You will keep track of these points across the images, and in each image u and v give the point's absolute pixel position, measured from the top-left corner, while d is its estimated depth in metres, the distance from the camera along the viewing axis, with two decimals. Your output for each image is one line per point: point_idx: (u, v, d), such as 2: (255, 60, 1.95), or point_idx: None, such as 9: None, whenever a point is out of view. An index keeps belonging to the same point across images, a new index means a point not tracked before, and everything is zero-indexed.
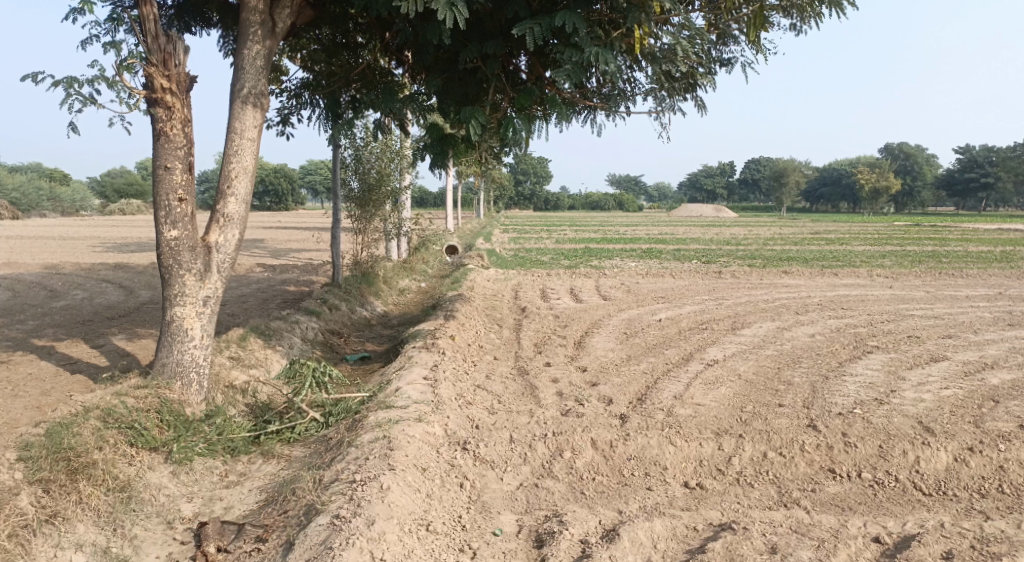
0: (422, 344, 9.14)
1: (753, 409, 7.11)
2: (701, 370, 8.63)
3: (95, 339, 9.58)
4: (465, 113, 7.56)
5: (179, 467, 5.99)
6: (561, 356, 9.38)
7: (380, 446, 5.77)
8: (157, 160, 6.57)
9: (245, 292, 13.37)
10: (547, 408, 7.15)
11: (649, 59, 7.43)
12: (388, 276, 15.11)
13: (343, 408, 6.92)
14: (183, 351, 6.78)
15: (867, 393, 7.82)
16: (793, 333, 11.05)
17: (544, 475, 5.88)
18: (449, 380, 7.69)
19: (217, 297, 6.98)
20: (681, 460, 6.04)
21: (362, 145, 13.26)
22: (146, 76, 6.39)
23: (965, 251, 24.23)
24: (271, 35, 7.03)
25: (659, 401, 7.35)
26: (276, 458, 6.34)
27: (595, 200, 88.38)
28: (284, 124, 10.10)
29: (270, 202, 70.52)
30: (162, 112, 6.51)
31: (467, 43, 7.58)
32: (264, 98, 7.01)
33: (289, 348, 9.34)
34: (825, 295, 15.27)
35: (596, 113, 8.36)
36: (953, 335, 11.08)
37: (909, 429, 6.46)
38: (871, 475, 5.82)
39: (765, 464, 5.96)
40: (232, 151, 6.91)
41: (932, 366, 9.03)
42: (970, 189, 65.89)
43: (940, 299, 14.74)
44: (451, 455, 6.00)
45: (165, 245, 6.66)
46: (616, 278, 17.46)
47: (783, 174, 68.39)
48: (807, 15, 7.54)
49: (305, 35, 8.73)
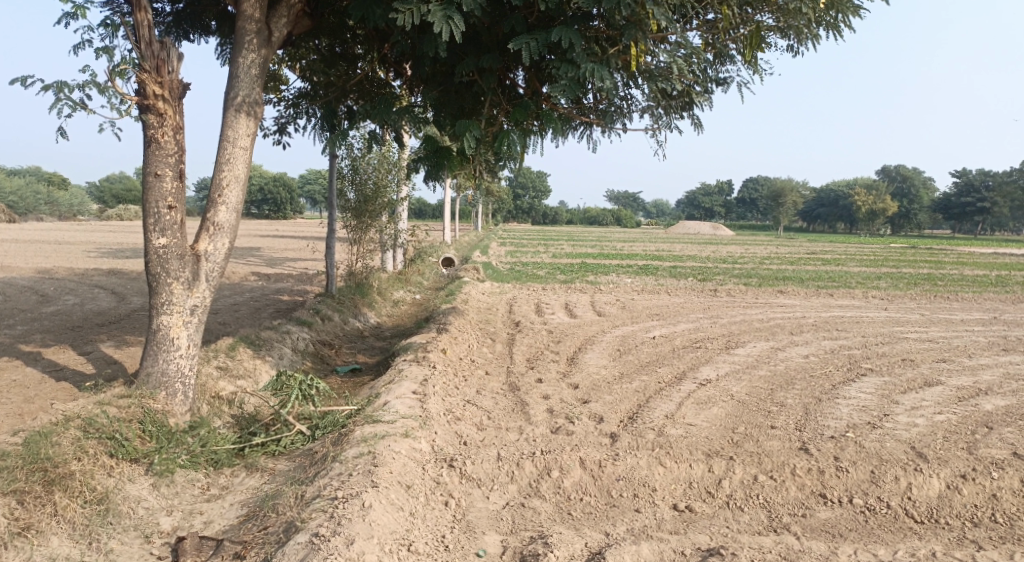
0: (413, 357, 9.05)
1: (745, 430, 7.04)
2: (693, 389, 8.55)
3: (83, 345, 9.49)
4: (460, 127, 7.52)
5: (160, 479, 5.88)
6: (553, 373, 9.29)
7: (365, 462, 5.68)
8: (147, 166, 6.51)
9: (237, 301, 13.28)
10: (536, 425, 7.06)
11: (645, 76, 7.41)
12: (382, 287, 15.04)
13: (331, 421, 6.80)
14: (169, 360, 6.70)
15: (860, 416, 7.76)
16: (787, 353, 10.99)
17: (531, 494, 5.79)
18: (438, 395, 7.59)
19: (205, 307, 6.90)
20: (670, 481, 5.95)
21: (359, 156, 13.22)
22: (139, 82, 6.33)
23: (961, 275, 24.17)
24: (266, 44, 6.98)
25: (650, 420, 7.27)
26: (260, 471, 6.23)
27: (593, 215, 88.39)
28: (281, 134, 10.06)
29: (268, 210, 70.51)
30: (154, 118, 6.45)
31: (464, 56, 7.54)
32: (258, 107, 6.96)
33: (278, 359, 9.25)
34: (820, 315, 15.23)
35: (593, 129, 8.32)
36: (948, 359, 11.02)
37: (901, 454, 6.39)
38: (862, 501, 5.73)
39: (755, 487, 5.87)
40: (224, 159, 6.86)
41: (926, 390, 8.98)
42: (966, 213, 66.05)
43: (935, 322, 14.71)
44: (437, 472, 5.91)
45: (153, 252, 6.58)
46: (611, 294, 17.41)
47: (780, 194, 68.50)
48: (804, 37, 7.53)
49: (302, 44, 8.69)
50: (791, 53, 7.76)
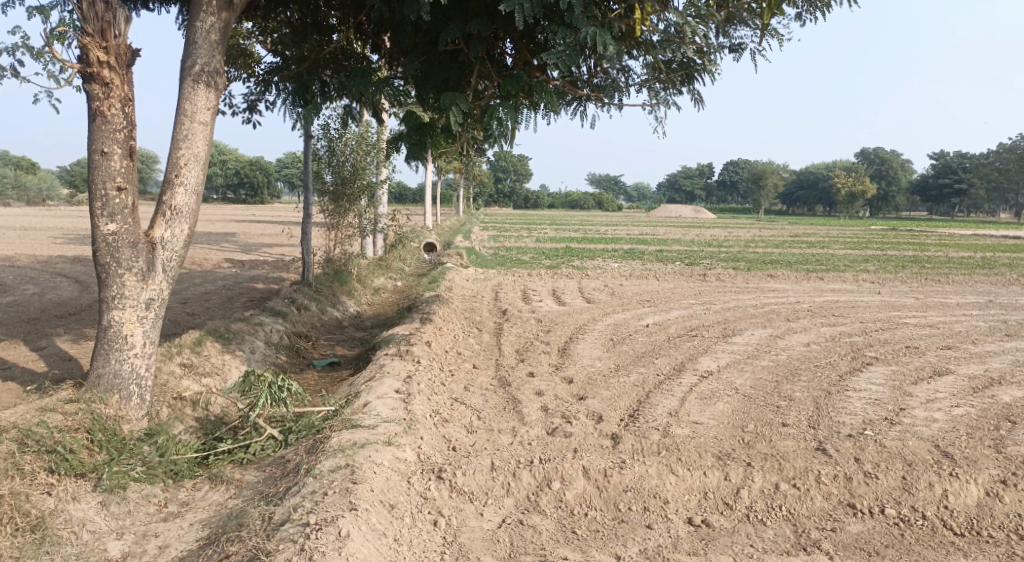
0: (395, 352, 8.39)
1: (756, 429, 6.46)
2: (695, 383, 7.95)
3: (37, 340, 8.74)
4: (445, 99, 6.83)
5: (109, 496, 5.23)
6: (546, 366, 8.65)
7: (342, 478, 5.04)
8: (93, 143, 5.79)
9: (209, 290, 12.55)
10: (531, 427, 6.45)
11: (646, 45, 6.76)
12: (362, 274, 14.33)
13: (305, 425, 6.21)
14: (122, 360, 6.02)
15: (876, 411, 7.19)
16: (787, 342, 10.41)
17: (530, 510, 5.20)
18: (423, 394, 6.95)
19: (162, 300, 6.20)
20: (683, 492, 5.38)
21: (336, 136, 12.48)
22: (80, 47, 5.60)
23: (947, 257, 23.73)
24: (228, 7, 6.22)
25: (653, 419, 6.66)
26: (225, 484, 5.59)
27: (574, 198, 87.13)
28: (251, 112, 9.39)
29: (245, 195, 69.26)
30: (99, 88, 5.73)
31: (447, 21, 6.84)
32: (219, 77, 6.24)
33: (250, 353, 8.56)
34: (814, 300, 14.70)
35: (586, 105, 7.68)
36: (953, 347, 10.49)
37: (926, 454, 5.85)
38: (895, 512, 5.19)
39: (777, 498, 5.30)
40: (182, 136, 6.14)
41: (939, 381, 8.44)
42: (944, 195, 66.12)
43: (932, 306, 14.22)
44: (424, 485, 5.30)
45: (102, 240, 5.89)
46: (599, 279, 16.80)
47: (760, 177, 68.01)
48: (816, 3, 6.89)
49: (273, 16, 7.98)
50: (804, 21, 7.11)
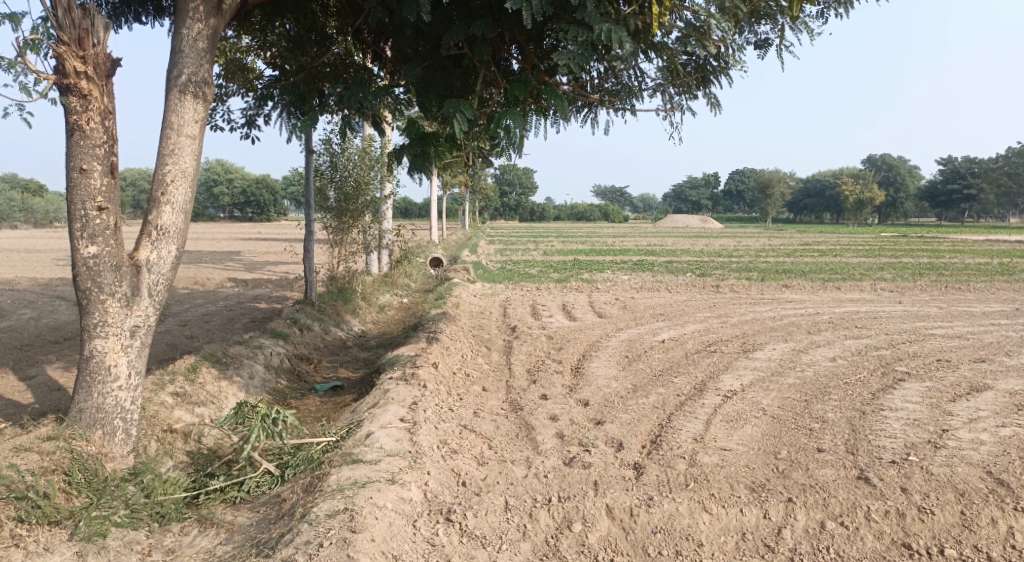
0: (400, 375, 7.91)
1: (790, 456, 5.95)
2: (719, 404, 7.42)
3: (26, 369, 8.28)
4: (448, 106, 6.37)
5: (87, 546, 4.78)
6: (559, 388, 8.14)
7: (341, 525, 4.58)
8: (71, 160, 5.36)
9: (209, 312, 12.09)
10: (546, 457, 5.95)
11: (662, 43, 6.31)
12: (366, 291, 13.86)
13: (303, 458, 5.73)
14: (105, 394, 5.56)
15: (916, 433, 6.66)
16: (811, 357, 9.87)
17: (549, 555, 4.71)
18: (430, 422, 6.45)
19: (148, 327, 5.74)
20: (719, 532, 4.87)
21: (338, 151, 12.00)
22: (55, 57, 5.18)
23: (963, 263, 23.10)
24: (216, 13, 5.79)
25: (678, 446, 6.14)
26: (215, 528, 5.14)
27: (580, 210, 86.91)
28: (249, 127, 8.95)
29: (251, 213, 69.10)
30: (76, 101, 5.31)
31: (450, 24, 6.42)
32: (208, 87, 5.81)
33: (248, 379, 8.09)
34: (834, 311, 14.13)
35: (597, 111, 7.23)
36: (986, 359, 9.93)
37: (978, 482, 5.34)
38: (956, 553, 4.67)
39: (824, 538, 4.80)
40: (168, 150, 5.70)
41: (978, 398, 7.89)
42: (953, 201, 65.40)
43: (957, 316, 13.67)
44: (431, 530, 4.82)
45: (81, 264, 5.44)
46: (610, 293, 16.27)
47: (768, 185, 67.26)
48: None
49: (268, 27, 7.60)
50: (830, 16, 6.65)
